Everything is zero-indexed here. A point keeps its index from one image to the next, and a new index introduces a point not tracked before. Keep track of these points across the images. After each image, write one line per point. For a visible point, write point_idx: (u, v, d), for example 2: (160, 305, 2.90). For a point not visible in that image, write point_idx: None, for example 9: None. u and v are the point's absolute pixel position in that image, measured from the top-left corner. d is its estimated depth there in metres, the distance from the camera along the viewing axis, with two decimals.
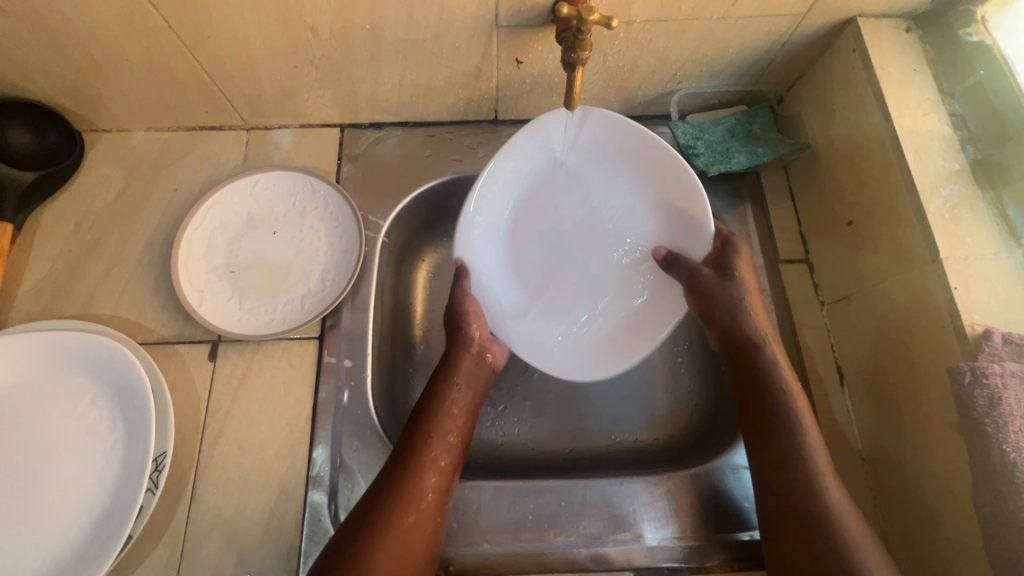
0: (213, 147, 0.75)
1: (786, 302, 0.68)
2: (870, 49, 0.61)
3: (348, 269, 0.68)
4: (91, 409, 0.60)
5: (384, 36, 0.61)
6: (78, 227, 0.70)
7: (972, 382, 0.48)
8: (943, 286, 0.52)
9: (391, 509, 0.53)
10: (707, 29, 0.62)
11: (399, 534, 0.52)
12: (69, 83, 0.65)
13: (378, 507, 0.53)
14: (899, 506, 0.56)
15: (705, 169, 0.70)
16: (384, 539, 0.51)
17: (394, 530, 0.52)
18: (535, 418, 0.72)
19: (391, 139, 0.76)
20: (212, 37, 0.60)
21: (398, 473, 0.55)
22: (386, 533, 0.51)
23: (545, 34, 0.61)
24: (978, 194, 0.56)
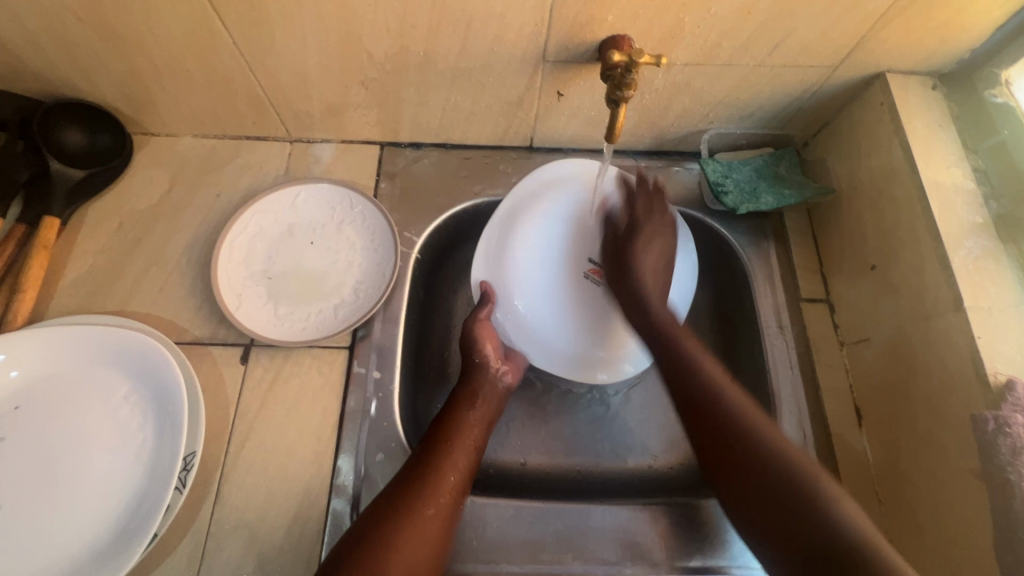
0: (257, 157, 0.77)
1: (806, 340, 0.69)
2: (897, 103, 0.64)
3: (382, 282, 0.69)
4: (124, 405, 0.61)
5: (436, 63, 0.64)
6: (120, 226, 0.72)
7: (996, 430, 0.50)
8: (966, 333, 0.54)
9: (409, 505, 0.54)
10: (742, 74, 0.65)
11: (421, 539, 0.52)
12: (128, 88, 0.68)
13: (396, 503, 0.54)
14: (917, 552, 0.56)
15: (734, 207, 0.72)
16: (407, 546, 0.51)
17: (410, 525, 0.52)
18: (552, 440, 0.72)
19: (428, 160, 0.78)
20: (272, 54, 0.63)
21: (418, 470, 0.56)
22: (401, 529, 0.52)
23: (589, 70, 0.64)
24: (1001, 247, 0.57)
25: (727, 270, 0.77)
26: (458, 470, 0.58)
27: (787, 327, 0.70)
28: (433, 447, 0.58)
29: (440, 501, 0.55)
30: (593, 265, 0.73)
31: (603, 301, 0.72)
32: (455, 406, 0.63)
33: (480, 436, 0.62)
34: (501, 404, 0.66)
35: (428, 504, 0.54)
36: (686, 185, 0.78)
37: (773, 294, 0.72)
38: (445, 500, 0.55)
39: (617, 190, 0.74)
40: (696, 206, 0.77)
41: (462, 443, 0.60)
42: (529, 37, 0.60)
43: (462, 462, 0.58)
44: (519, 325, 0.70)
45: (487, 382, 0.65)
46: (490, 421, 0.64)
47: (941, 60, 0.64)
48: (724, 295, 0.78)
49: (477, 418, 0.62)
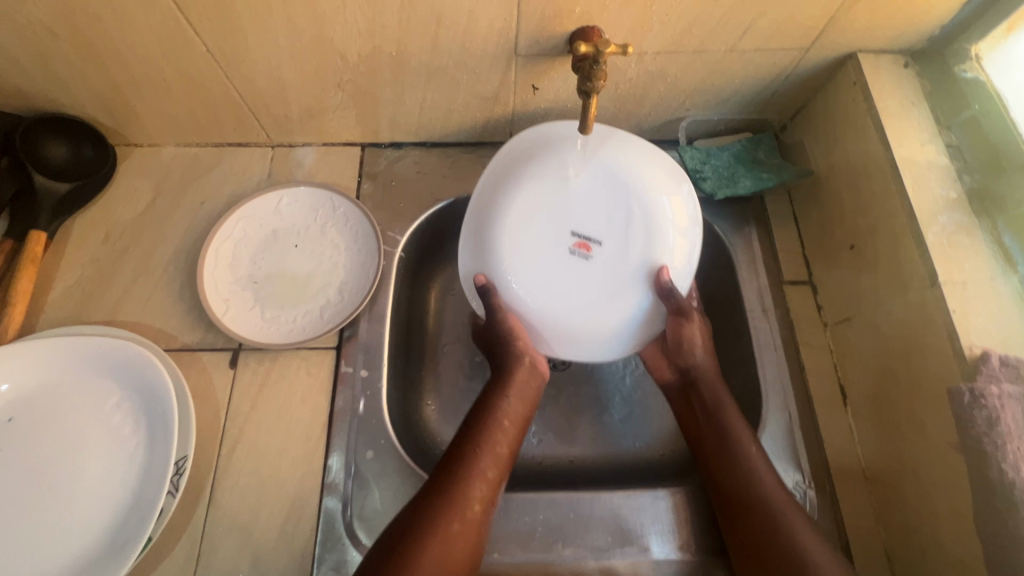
0: (239, 163, 0.78)
1: (790, 322, 0.70)
2: (870, 82, 0.64)
3: (366, 282, 0.70)
4: (116, 412, 0.62)
5: (409, 62, 0.65)
6: (107, 236, 0.73)
7: (971, 403, 0.50)
8: (942, 308, 0.54)
9: (438, 517, 0.53)
10: (715, 60, 0.65)
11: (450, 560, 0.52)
12: (107, 100, 0.69)
13: (423, 512, 0.54)
14: (903, 527, 0.57)
15: (712, 192, 0.72)
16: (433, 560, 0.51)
17: (440, 536, 0.53)
18: (543, 432, 0.73)
19: (409, 159, 0.79)
20: (246, 60, 0.64)
21: (450, 476, 0.57)
22: (431, 539, 0.52)
23: (561, 62, 0.65)
24: (976, 221, 0.58)
25: (710, 256, 0.78)
26: (486, 479, 0.58)
27: (770, 310, 0.71)
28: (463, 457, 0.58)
29: (467, 519, 0.55)
30: (578, 237, 0.65)
31: (596, 273, 0.64)
32: (482, 412, 0.63)
33: (512, 439, 0.62)
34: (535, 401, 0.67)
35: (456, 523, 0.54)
36: None
37: (755, 278, 0.72)
38: (473, 515, 0.55)
39: (602, 148, 0.66)
40: None
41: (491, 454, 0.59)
42: (500, 31, 0.60)
43: (490, 471, 0.59)
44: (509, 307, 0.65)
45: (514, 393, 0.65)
46: (523, 418, 0.65)
47: (912, 37, 0.64)
48: (709, 282, 0.78)
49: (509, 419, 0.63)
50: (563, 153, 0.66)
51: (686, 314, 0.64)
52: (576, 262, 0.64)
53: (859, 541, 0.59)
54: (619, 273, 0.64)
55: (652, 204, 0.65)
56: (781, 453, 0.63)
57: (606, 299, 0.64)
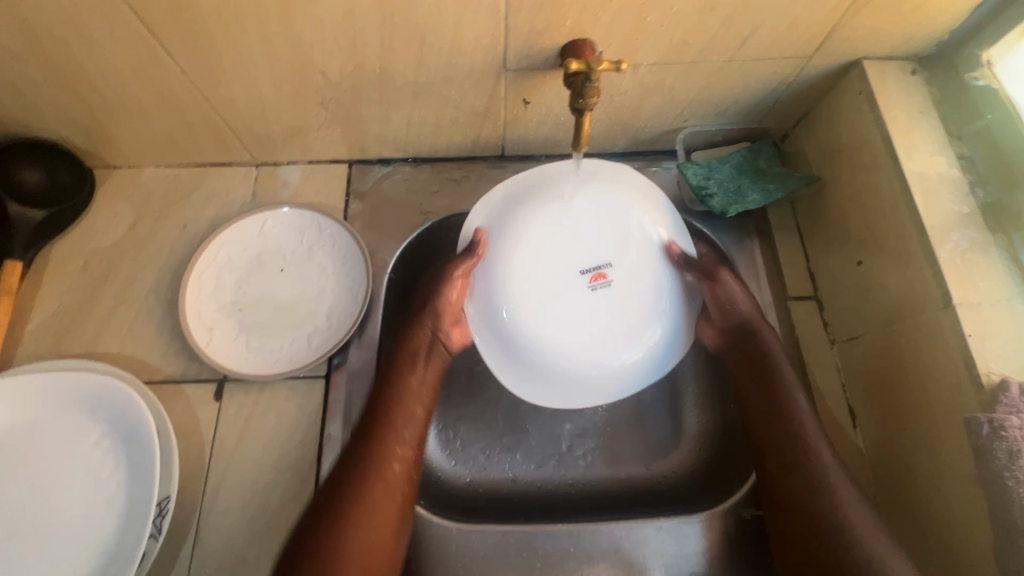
0: (222, 183, 0.75)
1: (796, 340, 0.67)
2: (876, 91, 0.61)
3: (355, 308, 0.67)
4: (95, 451, 0.59)
5: (394, 79, 0.62)
6: (86, 264, 0.70)
7: (990, 434, 0.47)
8: (956, 331, 0.52)
9: (340, 504, 0.53)
10: (713, 70, 0.62)
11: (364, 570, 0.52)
12: (82, 123, 0.66)
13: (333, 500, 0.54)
14: (918, 558, 0.55)
15: (722, 210, 0.69)
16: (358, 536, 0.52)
17: (349, 521, 0.53)
18: (541, 456, 0.70)
19: (397, 176, 0.76)
20: (224, 81, 0.61)
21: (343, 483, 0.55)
22: (340, 523, 0.52)
23: (552, 76, 0.62)
24: (990, 237, 0.55)
25: None
26: (403, 458, 0.58)
27: (775, 327, 0.68)
28: (379, 412, 0.59)
29: (376, 517, 0.54)
30: (592, 271, 0.63)
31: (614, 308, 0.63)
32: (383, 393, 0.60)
33: (426, 400, 0.62)
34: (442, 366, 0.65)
35: (365, 540, 0.52)
36: (665, 186, 0.75)
37: (759, 294, 0.70)
38: (384, 535, 0.54)
39: (589, 180, 0.64)
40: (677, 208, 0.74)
41: (410, 416, 0.60)
42: (487, 46, 0.58)
43: (405, 449, 0.58)
44: (508, 338, 0.63)
45: (413, 413, 0.60)
46: (431, 385, 0.63)
47: (919, 43, 0.61)
48: None
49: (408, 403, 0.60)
50: (564, 177, 0.64)
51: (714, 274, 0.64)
52: (585, 299, 0.63)
53: None
54: (635, 306, 0.64)
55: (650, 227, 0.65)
56: None
57: (618, 337, 0.64)
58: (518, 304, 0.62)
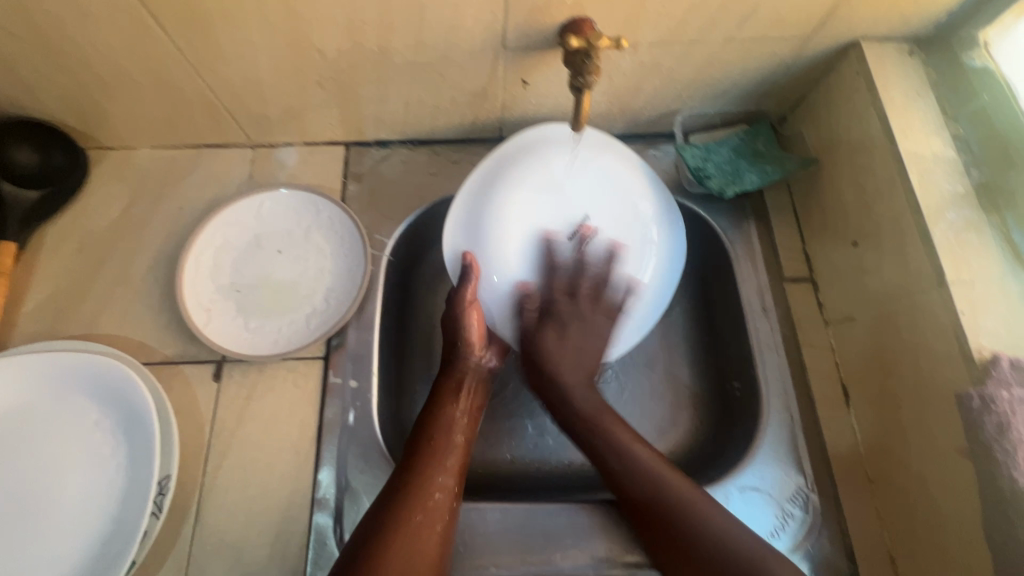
0: (218, 165, 0.75)
1: (791, 321, 0.68)
2: (874, 72, 0.61)
3: (353, 289, 0.67)
4: (95, 431, 0.59)
5: (392, 58, 0.61)
6: (82, 245, 0.70)
7: (981, 407, 0.49)
8: (949, 309, 0.52)
9: (395, 512, 0.52)
10: (712, 51, 0.62)
11: (421, 558, 0.51)
12: (75, 102, 0.65)
13: (383, 513, 0.52)
14: (909, 531, 0.56)
15: (720, 191, 0.69)
16: (403, 549, 0.50)
17: (402, 529, 0.51)
18: (539, 437, 0.71)
19: (395, 158, 0.76)
20: (220, 58, 0.60)
21: (395, 496, 0.53)
22: (394, 533, 0.51)
23: (552, 56, 0.62)
24: (983, 217, 0.56)
25: (707, 253, 0.75)
26: (448, 469, 0.57)
27: (771, 309, 0.69)
28: (422, 432, 0.59)
29: (430, 506, 0.54)
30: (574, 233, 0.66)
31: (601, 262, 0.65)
32: (427, 417, 0.60)
33: (468, 428, 0.61)
34: (483, 392, 0.65)
35: (421, 530, 0.52)
36: (663, 168, 0.75)
37: (755, 275, 0.70)
38: (437, 526, 0.53)
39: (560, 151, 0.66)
40: (674, 190, 0.74)
41: (452, 436, 0.59)
42: (486, 24, 0.57)
43: (450, 460, 0.57)
44: (502, 300, 0.65)
45: (459, 417, 0.61)
46: (474, 410, 0.63)
47: (917, 25, 0.62)
48: (708, 280, 0.76)
49: (456, 421, 0.61)
50: (558, 151, 0.66)
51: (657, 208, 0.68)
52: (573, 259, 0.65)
53: (864, 546, 0.58)
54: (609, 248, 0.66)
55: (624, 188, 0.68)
56: (783, 456, 0.62)
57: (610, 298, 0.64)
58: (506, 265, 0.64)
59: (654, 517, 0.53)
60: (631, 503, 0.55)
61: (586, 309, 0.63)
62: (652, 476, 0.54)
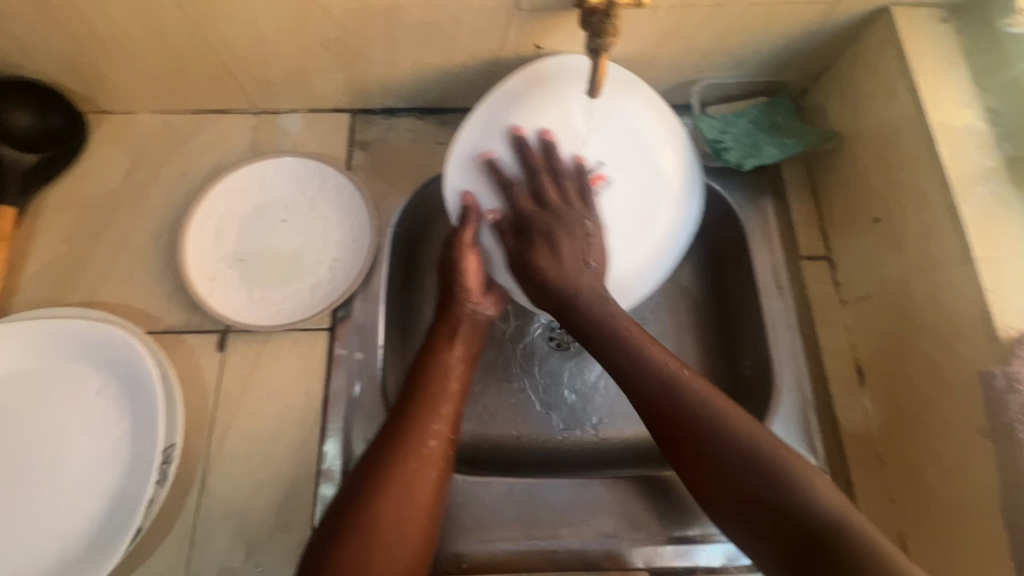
0: (221, 131, 0.73)
1: (806, 299, 0.66)
2: (904, 39, 0.58)
3: (360, 260, 0.66)
4: (99, 399, 0.59)
5: (400, 17, 0.59)
6: (82, 212, 0.68)
7: (1006, 387, 0.47)
8: (975, 287, 0.51)
9: (389, 459, 0.51)
10: (735, 16, 0.60)
11: (412, 505, 0.50)
12: (73, 62, 0.63)
13: (377, 461, 0.51)
14: (920, 511, 0.55)
15: (738, 164, 0.68)
16: (395, 495, 0.50)
17: (395, 476, 0.50)
18: (547, 412, 0.70)
19: (402, 127, 0.74)
20: (221, 16, 0.58)
21: (386, 446, 0.52)
22: (387, 480, 0.50)
23: (568, 18, 0.59)
24: (1014, 192, 0.54)
25: (721, 228, 0.73)
26: (442, 416, 0.55)
27: (786, 287, 0.67)
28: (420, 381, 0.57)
29: (423, 454, 0.52)
30: (591, 176, 0.56)
31: (615, 209, 0.57)
32: (422, 366, 0.58)
33: (464, 374, 0.59)
34: (484, 339, 0.63)
35: (415, 478, 0.51)
36: None
37: (770, 252, 0.68)
38: (431, 473, 0.52)
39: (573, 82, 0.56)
40: None
41: (447, 383, 0.57)
42: None
43: (444, 407, 0.55)
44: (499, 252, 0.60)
45: (455, 363, 0.59)
46: (473, 357, 0.61)
47: None
48: (721, 257, 0.74)
49: (454, 365, 0.59)
50: (570, 91, 0.55)
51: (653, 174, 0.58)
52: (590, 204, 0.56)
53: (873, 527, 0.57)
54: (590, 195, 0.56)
55: (645, 118, 0.57)
56: (795, 435, 0.61)
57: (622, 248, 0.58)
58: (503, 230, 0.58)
59: (687, 426, 0.49)
60: (663, 415, 0.51)
61: (552, 241, 0.56)
62: (739, 443, 0.48)
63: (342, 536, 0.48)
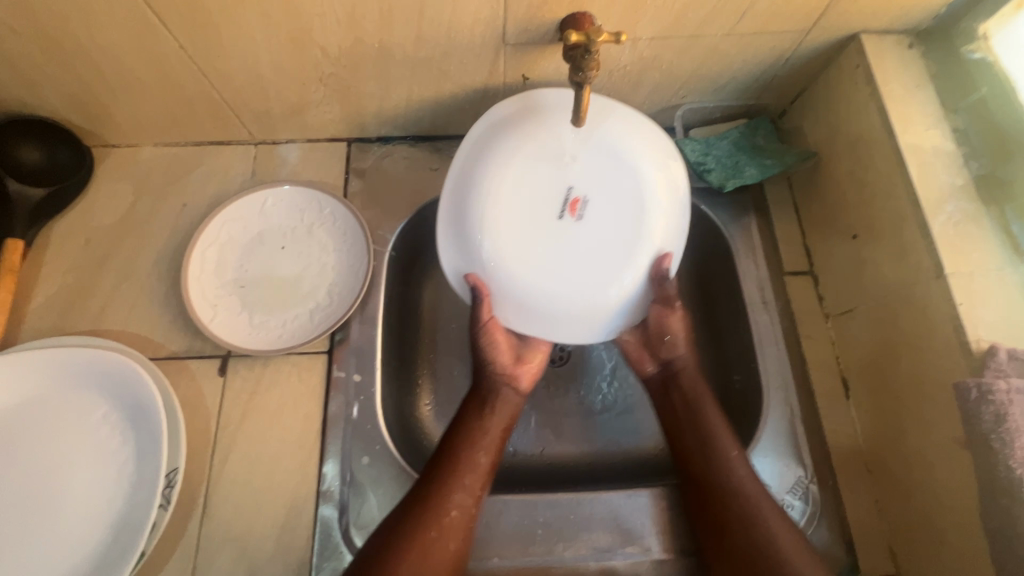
0: (222, 162, 0.75)
1: (791, 314, 0.68)
2: (873, 65, 0.61)
3: (356, 285, 0.68)
4: (103, 425, 0.60)
5: (393, 53, 0.62)
6: (88, 243, 0.70)
7: (978, 398, 0.48)
8: (947, 301, 0.53)
9: (413, 527, 0.54)
10: (712, 45, 0.63)
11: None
12: (80, 100, 0.66)
13: (399, 529, 0.54)
14: (907, 521, 0.56)
15: (720, 185, 0.70)
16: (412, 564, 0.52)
17: (417, 546, 0.53)
18: (542, 429, 0.72)
19: (397, 154, 0.76)
20: (222, 56, 0.61)
21: (409, 515, 0.55)
22: (409, 550, 0.53)
23: (552, 50, 0.62)
24: (983, 209, 0.56)
25: (707, 246, 0.76)
26: (471, 488, 0.58)
27: (770, 303, 0.69)
28: (449, 451, 0.59)
29: (445, 525, 0.55)
30: (564, 200, 0.61)
31: (586, 233, 0.60)
32: (454, 438, 0.61)
33: (495, 447, 0.61)
34: (518, 412, 0.65)
35: (433, 546, 0.54)
36: None
37: (756, 269, 0.70)
38: (452, 544, 0.55)
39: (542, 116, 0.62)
40: None
41: (478, 455, 0.60)
42: (487, 21, 0.58)
43: (476, 482, 0.58)
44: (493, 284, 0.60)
45: (486, 434, 0.61)
46: (507, 427, 0.63)
47: (917, 18, 0.62)
48: (709, 274, 0.76)
49: (487, 439, 0.61)
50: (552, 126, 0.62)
51: (670, 303, 0.62)
52: (562, 229, 0.60)
53: (863, 538, 0.59)
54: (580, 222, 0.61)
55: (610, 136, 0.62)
56: (783, 448, 0.62)
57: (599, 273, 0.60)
58: (507, 260, 0.60)
59: (733, 524, 0.55)
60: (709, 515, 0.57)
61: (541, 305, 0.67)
62: (750, 507, 0.56)
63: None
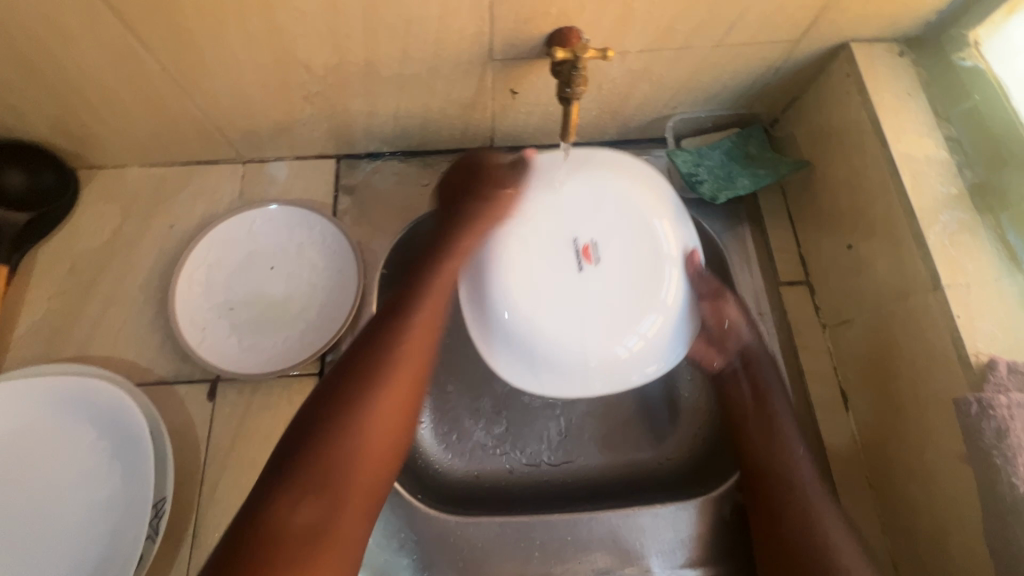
0: (210, 182, 0.74)
1: (788, 325, 0.68)
2: (865, 73, 0.61)
3: (346, 304, 0.67)
4: (89, 455, 0.59)
5: (379, 70, 0.61)
6: (73, 266, 0.69)
7: (980, 413, 0.48)
8: (944, 312, 0.52)
9: (277, 499, 0.46)
10: (701, 57, 0.62)
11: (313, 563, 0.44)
12: (64, 123, 0.65)
13: (272, 491, 0.46)
14: (909, 536, 0.56)
15: (712, 197, 0.69)
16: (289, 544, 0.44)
17: (277, 545, 0.44)
18: (537, 445, 0.67)
19: (387, 170, 0.75)
20: (207, 77, 0.60)
21: (285, 490, 0.46)
22: (274, 546, 0.44)
23: (539, 65, 0.61)
24: (978, 218, 0.55)
25: None
26: (352, 451, 0.49)
27: (767, 314, 0.68)
28: (339, 407, 0.50)
29: (309, 498, 0.46)
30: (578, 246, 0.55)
31: (604, 280, 0.55)
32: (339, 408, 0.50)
33: (392, 422, 0.51)
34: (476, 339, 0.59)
35: (283, 511, 0.45)
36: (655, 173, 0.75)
37: (751, 280, 0.70)
38: (305, 555, 0.45)
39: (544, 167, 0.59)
40: None
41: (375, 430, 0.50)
42: (473, 37, 0.57)
43: (354, 457, 0.49)
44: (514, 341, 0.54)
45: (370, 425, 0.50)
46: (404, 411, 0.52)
47: (906, 25, 0.61)
48: None
49: (392, 412, 0.51)
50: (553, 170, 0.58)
51: (719, 294, 0.59)
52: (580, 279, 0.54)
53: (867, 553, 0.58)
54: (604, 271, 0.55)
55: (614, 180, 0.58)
56: None
57: (621, 323, 0.54)
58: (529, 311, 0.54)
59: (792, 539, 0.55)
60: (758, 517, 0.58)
61: None
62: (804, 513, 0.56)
63: (267, 521, 0.45)
